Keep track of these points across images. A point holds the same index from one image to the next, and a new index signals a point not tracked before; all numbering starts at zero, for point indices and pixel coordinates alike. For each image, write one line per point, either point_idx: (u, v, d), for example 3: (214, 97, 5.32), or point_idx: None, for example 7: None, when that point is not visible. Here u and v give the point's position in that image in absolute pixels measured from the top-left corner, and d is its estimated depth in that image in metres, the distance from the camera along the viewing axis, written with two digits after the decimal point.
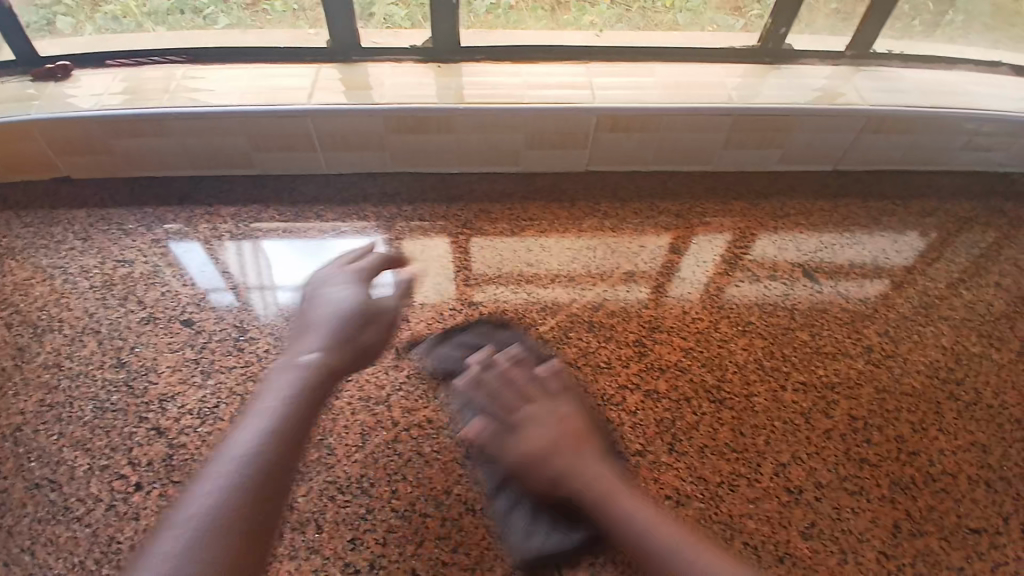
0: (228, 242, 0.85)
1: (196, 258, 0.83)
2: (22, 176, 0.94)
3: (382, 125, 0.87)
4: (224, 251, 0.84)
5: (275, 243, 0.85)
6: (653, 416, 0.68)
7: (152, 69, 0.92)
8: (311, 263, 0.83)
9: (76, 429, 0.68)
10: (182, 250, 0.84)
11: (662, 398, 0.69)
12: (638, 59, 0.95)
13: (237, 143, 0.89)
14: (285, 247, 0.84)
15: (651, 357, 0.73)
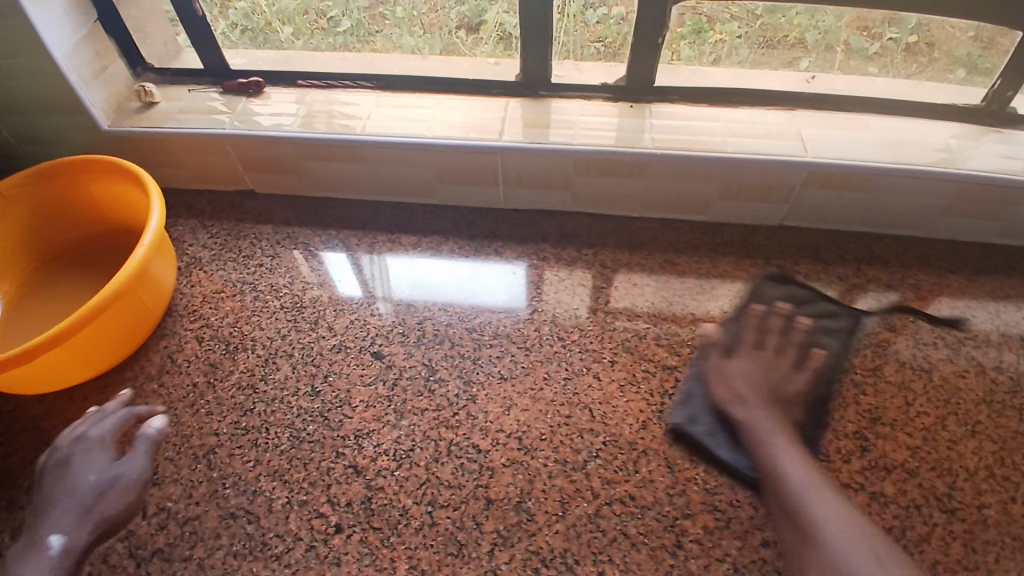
0: (363, 253, 0.87)
1: (333, 270, 0.85)
2: (212, 185, 0.97)
3: (570, 168, 0.83)
4: (361, 263, 0.86)
5: (401, 259, 0.86)
6: (880, 524, 0.64)
7: (344, 93, 0.93)
8: (431, 278, 0.83)
9: (272, 458, 0.67)
10: (329, 262, 0.86)
11: (890, 503, 0.65)
12: (846, 108, 0.86)
13: (424, 174, 0.89)
14: (412, 261, 0.86)
15: (879, 457, 0.69)
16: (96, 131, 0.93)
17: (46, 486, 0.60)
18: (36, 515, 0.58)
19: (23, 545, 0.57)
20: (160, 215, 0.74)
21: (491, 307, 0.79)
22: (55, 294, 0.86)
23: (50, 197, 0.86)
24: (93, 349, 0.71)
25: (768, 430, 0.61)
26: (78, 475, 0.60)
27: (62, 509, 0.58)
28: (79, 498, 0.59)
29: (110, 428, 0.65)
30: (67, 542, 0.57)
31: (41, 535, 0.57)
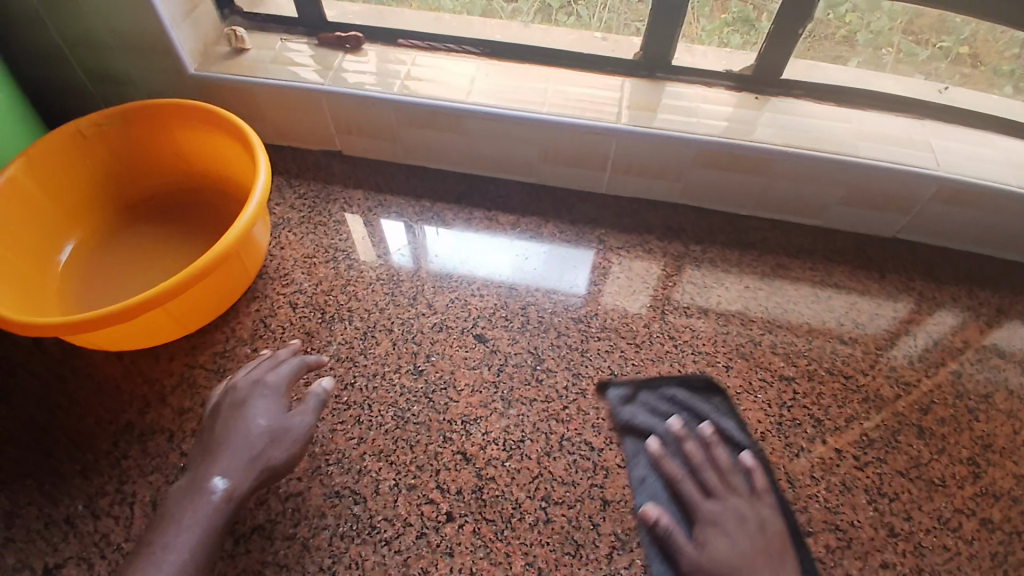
0: (419, 224, 0.84)
1: (390, 237, 0.82)
2: (296, 143, 0.92)
3: (686, 159, 0.80)
4: (417, 233, 0.83)
5: (454, 231, 0.83)
6: (986, 549, 0.62)
7: (446, 57, 0.88)
8: (493, 256, 0.81)
9: (376, 437, 0.65)
10: (389, 230, 0.83)
11: (997, 529, 0.63)
12: (977, 121, 0.82)
13: (528, 152, 0.84)
14: (471, 237, 0.83)
15: (989, 484, 0.66)
16: (178, 74, 0.87)
17: (216, 426, 0.59)
18: (208, 453, 0.57)
19: (191, 480, 0.56)
20: (266, 176, 0.69)
21: (554, 287, 0.77)
22: (124, 245, 0.81)
23: (128, 140, 0.80)
24: (189, 313, 0.66)
25: (739, 543, 0.57)
26: (254, 420, 0.59)
27: (229, 450, 0.57)
28: (250, 441, 0.58)
29: (278, 376, 0.64)
30: (231, 485, 0.56)
31: (207, 473, 0.56)
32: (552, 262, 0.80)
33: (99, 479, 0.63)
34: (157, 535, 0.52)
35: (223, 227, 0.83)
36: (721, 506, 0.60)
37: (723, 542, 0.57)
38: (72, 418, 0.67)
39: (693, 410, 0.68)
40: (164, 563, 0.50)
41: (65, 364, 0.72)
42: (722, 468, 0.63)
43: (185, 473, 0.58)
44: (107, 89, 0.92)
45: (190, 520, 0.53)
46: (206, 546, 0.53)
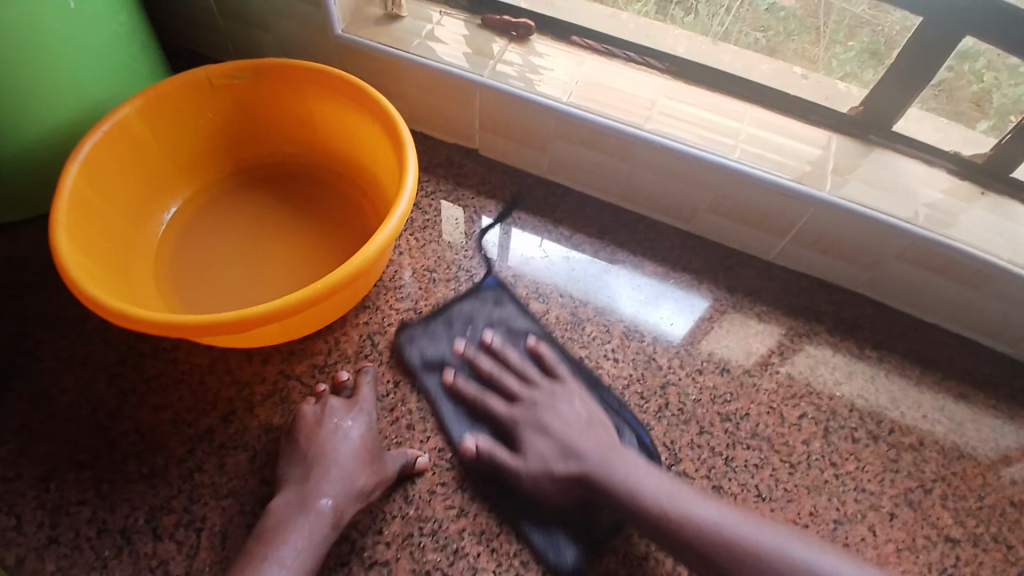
0: (512, 230, 0.75)
1: (507, 249, 0.74)
2: (430, 131, 0.83)
3: (887, 246, 0.67)
4: (508, 239, 0.74)
5: (551, 246, 0.74)
6: None
7: (623, 68, 0.76)
8: (585, 287, 0.71)
9: (479, 512, 0.56)
10: (486, 232, 0.75)
11: None
12: None
13: (696, 198, 0.72)
14: (563, 259, 0.73)
15: None
16: (319, 31, 0.77)
17: (308, 441, 0.55)
18: (306, 466, 0.54)
19: (297, 490, 0.52)
20: (412, 184, 0.58)
21: (658, 327, 0.69)
22: (231, 215, 0.73)
23: (255, 99, 0.71)
24: (297, 324, 0.59)
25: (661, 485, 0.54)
26: (345, 437, 0.56)
27: (331, 468, 0.53)
28: (348, 461, 0.54)
29: (360, 395, 0.60)
30: (339, 507, 0.52)
31: (314, 491, 0.52)
32: (634, 303, 0.70)
33: (166, 492, 0.57)
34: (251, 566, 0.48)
35: (342, 213, 0.74)
36: (546, 392, 0.61)
37: (542, 442, 0.57)
38: (144, 408, 0.61)
39: (494, 382, 0.62)
40: None
41: (147, 340, 0.66)
42: (521, 372, 0.62)
43: (284, 488, 0.53)
44: (237, 31, 0.84)
45: (299, 535, 0.50)
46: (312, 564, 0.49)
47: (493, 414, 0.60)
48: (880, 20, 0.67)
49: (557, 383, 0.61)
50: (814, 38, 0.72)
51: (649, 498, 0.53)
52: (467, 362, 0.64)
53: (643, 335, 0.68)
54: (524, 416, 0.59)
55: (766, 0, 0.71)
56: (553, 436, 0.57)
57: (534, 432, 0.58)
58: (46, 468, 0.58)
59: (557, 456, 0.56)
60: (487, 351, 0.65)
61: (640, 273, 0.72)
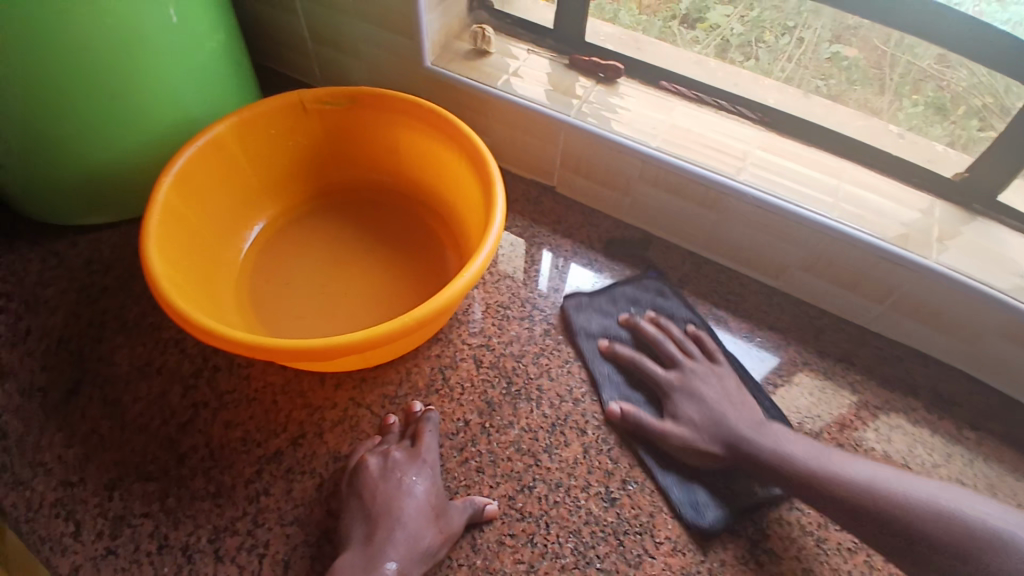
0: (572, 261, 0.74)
1: (566, 287, 0.72)
2: (510, 167, 0.83)
3: (994, 322, 0.63)
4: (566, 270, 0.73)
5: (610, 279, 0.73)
6: None
7: (715, 116, 0.74)
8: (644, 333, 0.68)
9: (548, 569, 0.53)
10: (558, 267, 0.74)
11: None
12: None
13: (788, 254, 0.69)
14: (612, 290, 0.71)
15: None
16: (411, 62, 0.78)
17: (371, 496, 0.53)
18: (373, 520, 0.51)
19: (362, 550, 0.50)
20: (499, 228, 0.57)
21: None
22: (310, 235, 0.74)
23: (346, 124, 0.72)
24: (376, 357, 0.58)
25: (715, 408, 0.59)
26: (409, 491, 0.53)
27: (395, 527, 0.51)
28: (412, 520, 0.51)
29: (422, 444, 0.57)
30: (404, 569, 0.49)
31: (377, 552, 0.50)
32: (698, 356, 0.67)
33: (231, 513, 0.56)
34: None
35: (421, 245, 0.73)
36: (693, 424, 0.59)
37: (692, 406, 0.59)
38: (215, 423, 0.61)
39: (639, 369, 0.63)
40: None
41: (221, 354, 0.65)
42: (681, 345, 0.65)
43: (347, 546, 0.51)
44: (329, 57, 0.85)
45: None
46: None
47: (659, 429, 0.59)
48: (946, 75, 0.66)
49: (718, 366, 0.63)
50: (879, 91, 0.71)
51: (802, 464, 0.55)
52: (610, 355, 0.65)
53: None
54: (703, 416, 0.58)
55: (829, 49, 0.71)
56: (705, 403, 0.59)
57: (730, 436, 0.57)
58: (111, 476, 0.58)
59: (704, 422, 0.58)
60: (622, 342, 0.67)
61: (721, 325, 0.70)
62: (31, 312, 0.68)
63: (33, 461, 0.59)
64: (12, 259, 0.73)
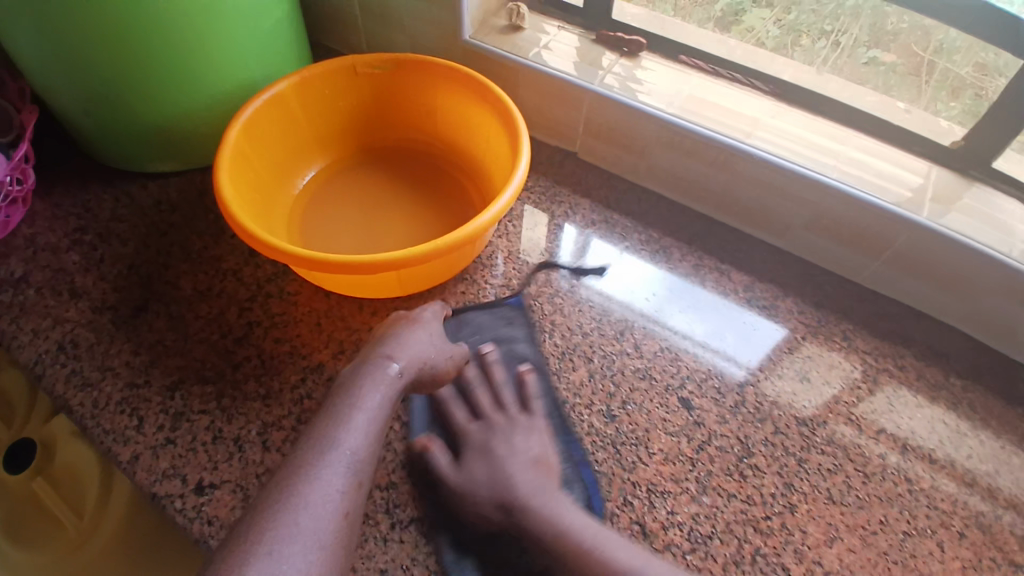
0: (591, 232, 0.80)
1: (585, 258, 0.77)
2: (537, 133, 0.90)
3: (982, 277, 0.67)
4: (586, 242, 0.78)
5: (630, 253, 0.77)
6: None
7: (731, 88, 0.80)
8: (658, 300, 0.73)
9: (553, 471, 0.60)
10: (576, 238, 0.79)
11: None
12: None
13: (791, 214, 0.75)
14: (632, 264, 0.76)
15: None
16: (451, 34, 0.86)
17: (383, 330, 0.61)
18: (377, 343, 0.59)
19: (365, 362, 0.57)
20: (523, 170, 0.64)
21: (727, 348, 0.69)
22: (355, 185, 0.82)
23: (391, 86, 0.80)
24: (410, 279, 0.66)
25: (519, 443, 0.60)
26: (413, 321, 0.62)
27: (396, 346, 0.58)
28: (414, 339, 0.59)
29: (430, 309, 0.65)
30: (404, 366, 0.57)
31: (381, 360, 0.57)
32: (705, 315, 0.72)
33: (278, 411, 0.64)
34: (326, 417, 0.52)
35: (453, 194, 0.81)
36: (523, 422, 0.62)
37: (485, 464, 0.59)
38: (266, 337, 0.69)
39: (488, 382, 0.65)
40: (358, 422, 0.51)
41: (273, 282, 0.74)
42: (566, 340, 0.69)
43: (355, 360, 0.59)
44: (378, 31, 0.94)
45: (372, 393, 0.54)
46: (385, 415, 0.54)
47: (471, 407, 0.63)
48: (984, 83, 0.70)
49: (525, 371, 0.66)
50: (914, 95, 0.75)
51: (518, 490, 0.56)
52: (507, 350, 0.68)
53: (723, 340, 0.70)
54: (491, 432, 0.61)
55: (867, 53, 0.76)
56: (495, 459, 0.59)
57: (479, 448, 0.60)
58: (172, 379, 0.66)
59: (481, 416, 0.63)
60: (568, 291, 0.74)
61: (722, 279, 0.75)
62: (107, 242, 0.78)
63: (102, 365, 0.68)
64: (90, 198, 0.83)
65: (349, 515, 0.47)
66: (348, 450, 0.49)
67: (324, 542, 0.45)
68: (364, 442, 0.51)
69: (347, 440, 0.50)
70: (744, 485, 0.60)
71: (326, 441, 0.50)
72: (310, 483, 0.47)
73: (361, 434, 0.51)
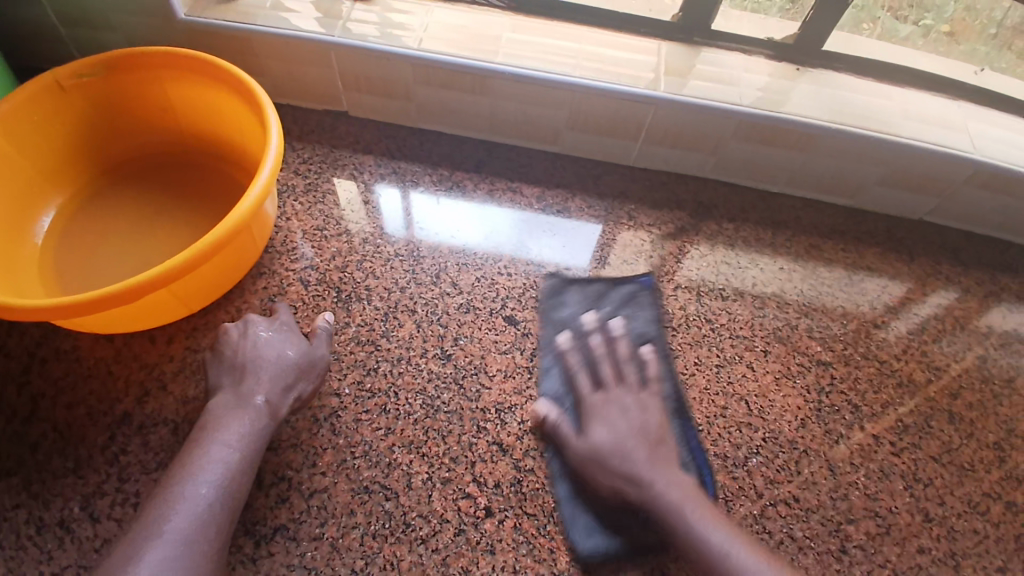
0: (402, 189, 0.78)
1: (408, 216, 0.76)
2: (299, 101, 0.85)
3: (723, 129, 0.76)
4: (407, 200, 0.77)
5: (447, 200, 0.78)
6: (1015, 533, 0.61)
7: (469, 10, 0.81)
8: (486, 229, 0.76)
9: (404, 427, 0.60)
10: (388, 200, 0.77)
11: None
12: (999, 106, 0.80)
13: (555, 118, 0.79)
14: (459, 207, 0.77)
15: (1015, 468, 0.64)
16: (162, 17, 0.77)
17: (229, 353, 0.58)
18: (235, 375, 0.56)
19: (231, 398, 0.54)
20: (278, 139, 0.61)
21: (536, 257, 0.74)
22: (110, 211, 0.73)
23: (107, 93, 0.71)
24: (192, 292, 0.61)
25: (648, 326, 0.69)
26: (270, 344, 0.59)
27: (261, 372, 0.56)
28: (275, 365, 0.57)
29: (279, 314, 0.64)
30: (274, 402, 0.55)
31: (248, 391, 0.55)
32: (528, 231, 0.76)
33: (94, 479, 0.58)
34: (191, 456, 0.49)
35: (223, 190, 0.76)
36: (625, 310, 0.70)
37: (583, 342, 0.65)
38: (56, 407, 0.61)
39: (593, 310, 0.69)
40: (224, 458, 0.50)
41: (45, 345, 0.65)
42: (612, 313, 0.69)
43: (218, 391, 0.56)
44: (77, 32, 0.81)
45: (238, 426, 0.52)
46: (256, 450, 0.52)
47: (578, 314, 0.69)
48: None
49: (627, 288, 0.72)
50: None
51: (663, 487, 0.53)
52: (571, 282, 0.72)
53: (530, 254, 0.74)
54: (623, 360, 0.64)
55: None
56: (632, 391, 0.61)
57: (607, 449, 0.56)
58: None
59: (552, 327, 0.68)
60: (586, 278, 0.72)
61: (516, 197, 0.79)
62: None
63: None
64: None
65: (218, 538, 0.47)
66: (212, 479, 0.48)
67: (201, 555, 0.45)
68: (233, 469, 0.49)
69: (210, 481, 0.48)
70: (577, 374, 0.65)
71: (193, 478, 0.48)
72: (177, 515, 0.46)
73: (224, 467, 0.49)
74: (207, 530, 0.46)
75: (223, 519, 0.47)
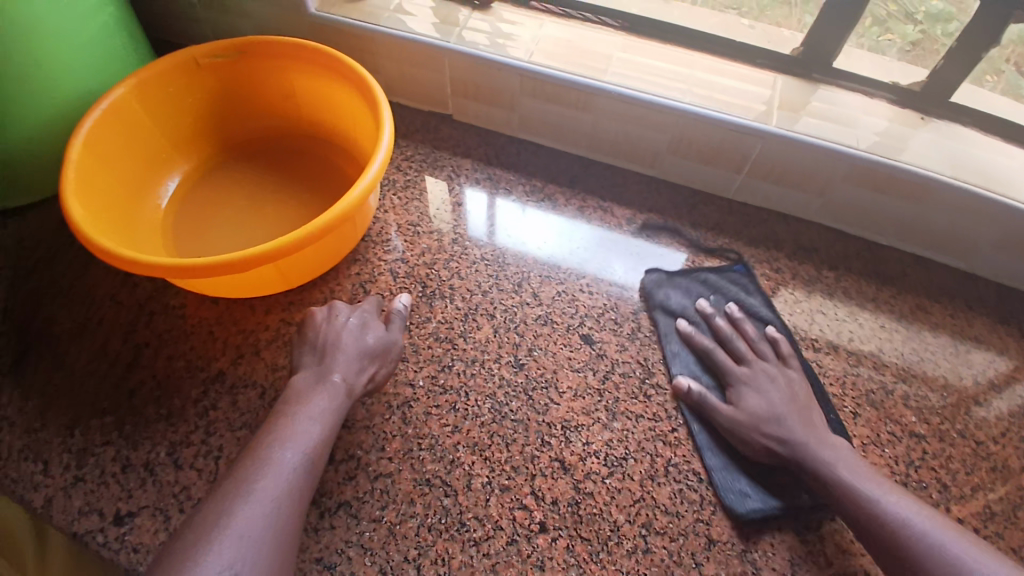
0: (489, 195, 0.80)
1: (492, 219, 0.78)
2: (408, 101, 0.88)
3: (833, 171, 0.73)
4: (492, 206, 0.79)
5: (533, 211, 0.79)
6: None
7: (583, 28, 0.82)
8: (566, 244, 0.76)
9: (472, 427, 0.61)
10: (479, 205, 0.79)
11: None
12: None
13: (656, 141, 0.78)
14: (539, 218, 0.78)
15: None
16: (296, 12, 0.82)
17: (313, 336, 0.61)
18: (319, 357, 0.59)
19: (313, 374, 0.58)
20: (389, 134, 0.64)
21: (620, 280, 0.73)
22: (226, 186, 0.78)
23: (239, 75, 0.76)
24: (291, 269, 0.65)
25: (778, 405, 0.60)
26: (349, 331, 0.61)
27: (339, 353, 0.59)
28: (354, 348, 0.60)
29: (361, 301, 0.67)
30: (349, 382, 0.58)
31: (327, 368, 0.58)
32: (609, 250, 0.76)
33: (183, 428, 0.62)
34: (277, 423, 0.53)
35: (329, 177, 0.80)
36: (753, 372, 0.63)
37: (757, 399, 0.60)
38: (157, 358, 0.66)
39: (708, 358, 0.65)
40: (309, 431, 0.53)
41: (154, 300, 0.71)
42: (754, 345, 0.66)
43: (301, 369, 0.59)
44: (220, 18, 0.88)
45: (321, 403, 0.55)
46: (334, 423, 0.55)
47: (723, 363, 0.64)
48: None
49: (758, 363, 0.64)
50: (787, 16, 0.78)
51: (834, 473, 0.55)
52: (706, 322, 0.68)
53: (614, 276, 0.73)
54: (753, 414, 0.60)
55: None
56: (765, 395, 0.61)
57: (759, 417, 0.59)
58: (70, 417, 0.62)
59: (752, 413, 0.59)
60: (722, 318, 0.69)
61: (608, 218, 0.78)
62: None
63: None
64: None
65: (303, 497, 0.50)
66: (298, 446, 0.51)
67: (276, 515, 0.47)
68: (317, 442, 0.53)
69: (297, 449, 0.51)
70: (649, 404, 0.64)
71: (283, 443, 0.51)
72: (262, 475, 0.48)
73: (309, 437, 0.52)
74: (296, 491, 0.49)
75: (305, 485, 0.50)
